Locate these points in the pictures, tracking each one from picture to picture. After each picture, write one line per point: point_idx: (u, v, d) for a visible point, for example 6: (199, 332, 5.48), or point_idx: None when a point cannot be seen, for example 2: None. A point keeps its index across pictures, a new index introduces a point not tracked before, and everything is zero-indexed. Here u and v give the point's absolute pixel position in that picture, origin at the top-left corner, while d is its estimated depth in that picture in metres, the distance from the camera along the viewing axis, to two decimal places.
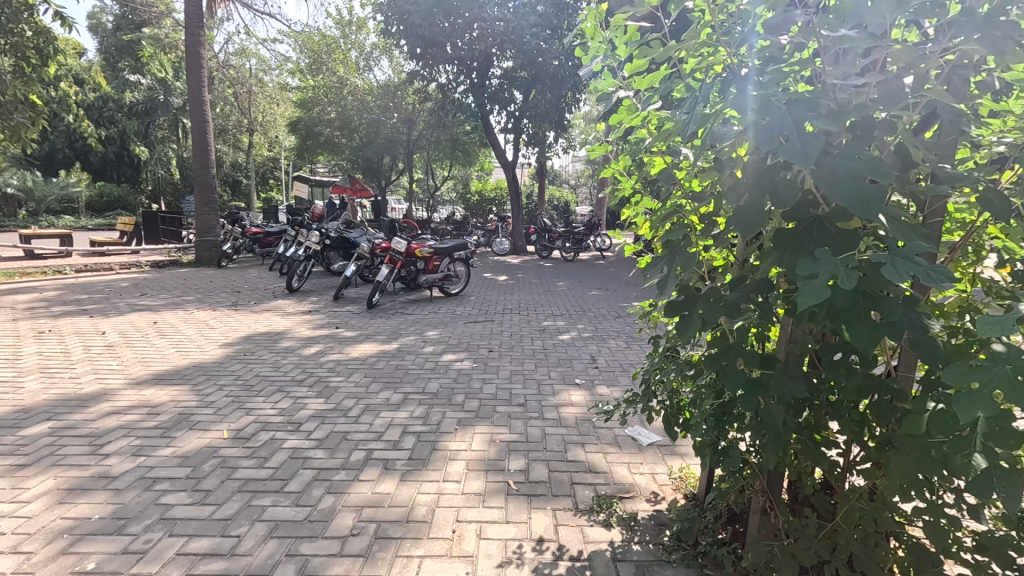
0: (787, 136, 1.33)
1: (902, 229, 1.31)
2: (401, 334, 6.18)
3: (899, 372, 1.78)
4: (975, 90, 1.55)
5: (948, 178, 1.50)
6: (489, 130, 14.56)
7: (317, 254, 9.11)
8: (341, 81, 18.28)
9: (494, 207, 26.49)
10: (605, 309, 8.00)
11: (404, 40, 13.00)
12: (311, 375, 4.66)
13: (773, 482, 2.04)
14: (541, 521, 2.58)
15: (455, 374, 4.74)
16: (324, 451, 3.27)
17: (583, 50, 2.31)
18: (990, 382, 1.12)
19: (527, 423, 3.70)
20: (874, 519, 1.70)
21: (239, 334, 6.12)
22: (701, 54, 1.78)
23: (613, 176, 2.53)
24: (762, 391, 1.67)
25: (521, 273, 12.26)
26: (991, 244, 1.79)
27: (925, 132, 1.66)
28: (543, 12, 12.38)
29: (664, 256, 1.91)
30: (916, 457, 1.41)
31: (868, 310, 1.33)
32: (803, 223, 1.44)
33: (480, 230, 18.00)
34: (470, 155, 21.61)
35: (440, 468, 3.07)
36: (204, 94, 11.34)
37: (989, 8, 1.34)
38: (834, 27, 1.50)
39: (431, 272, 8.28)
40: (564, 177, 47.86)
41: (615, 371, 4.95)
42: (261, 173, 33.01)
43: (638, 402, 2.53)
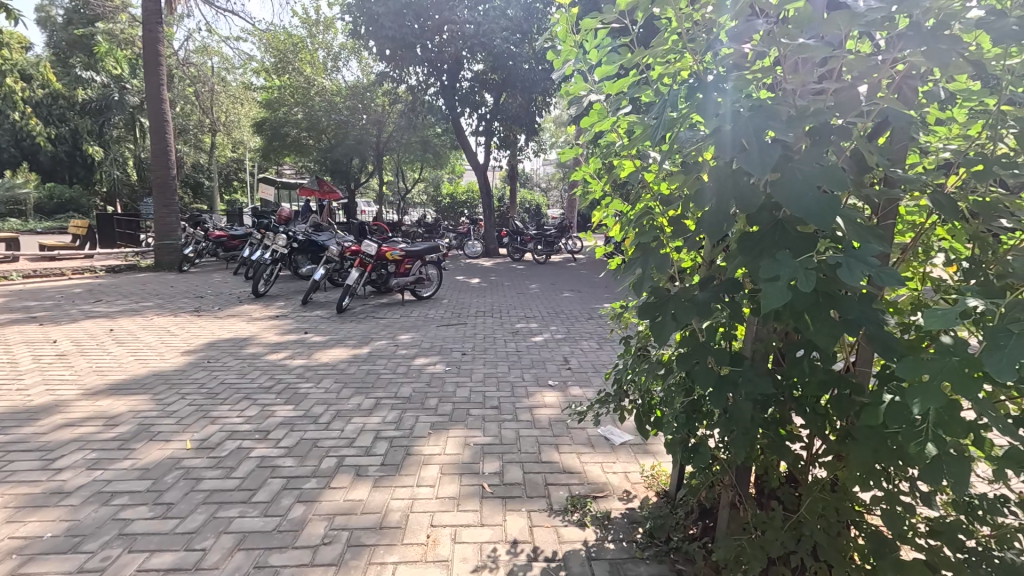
0: (750, 143, 1.39)
1: (857, 230, 1.38)
2: (373, 338, 6.10)
3: (858, 368, 1.86)
4: (923, 100, 1.63)
5: (900, 181, 1.58)
6: (460, 133, 14.53)
7: (284, 258, 8.90)
8: (308, 82, 17.91)
9: (466, 210, 26.46)
10: (577, 310, 8.08)
11: (373, 42, 12.88)
12: (279, 382, 4.55)
13: (741, 477, 2.10)
14: (516, 522, 2.59)
15: (428, 378, 4.70)
16: (293, 459, 3.19)
17: (554, 53, 2.33)
18: (939, 374, 1.19)
19: (501, 426, 3.70)
20: (836, 509, 1.77)
21: (202, 341, 5.92)
22: (668, 61, 1.82)
23: (583, 178, 2.55)
24: (731, 388, 1.72)
25: (493, 276, 12.26)
26: (939, 245, 1.88)
27: (879, 139, 1.74)
28: (513, 16, 12.43)
29: (636, 257, 1.96)
30: (874, 446, 1.49)
31: (827, 309, 1.39)
32: (765, 226, 1.49)
33: (452, 233, 17.92)
34: (441, 157, 21.56)
35: (414, 473, 3.04)
36: (163, 93, 10.97)
37: (934, 22, 1.41)
38: (793, 37, 1.56)
39: (402, 275, 8.20)
40: (535, 180, 48.32)
41: (587, 371, 5.00)
42: (224, 174, 31.95)
43: (610, 401, 2.56)
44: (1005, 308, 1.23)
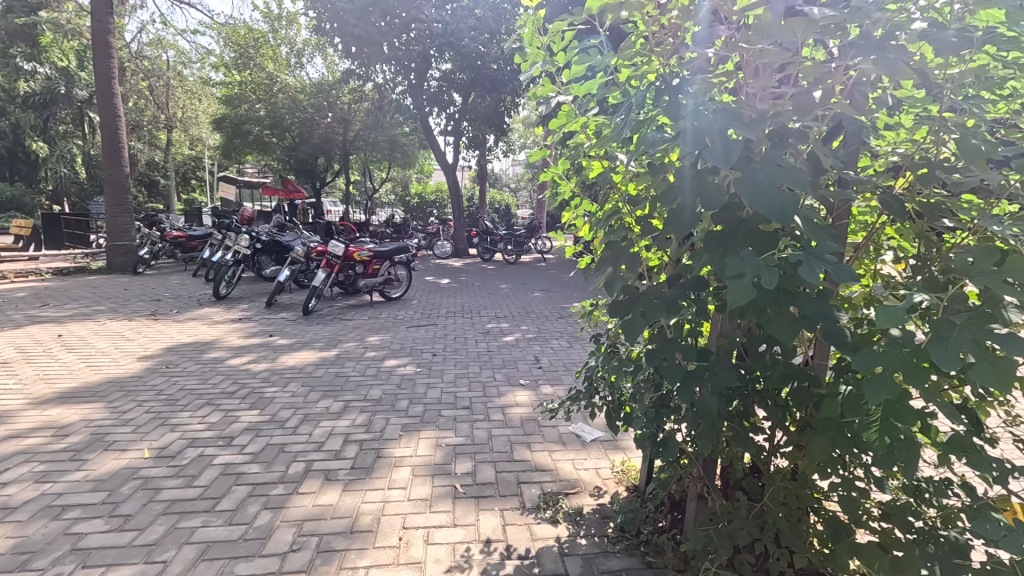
0: (714, 142, 1.43)
1: (813, 229, 1.43)
2: (341, 340, 5.99)
3: (815, 361, 1.94)
4: (873, 105, 1.71)
5: (853, 181, 1.65)
6: (429, 132, 14.42)
7: (247, 259, 8.64)
8: (270, 78, 17.39)
9: (434, 210, 26.27)
10: (548, 310, 8.14)
11: (338, 39, 12.65)
12: (243, 387, 4.40)
13: (708, 468, 2.16)
14: (489, 522, 2.59)
15: (398, 380, 4.65)
16: (259, 466, 3.10)
17: (523, 55, 2.34)
18: (890, 366, 1.26)
19: (473, 426, 3.70)
20: (796, 497, 1.84)
21: (159, 345, 5.68)
22: (635, 63, 1.85)
23: (552, 179, 2.57)
24: (698, 383, 1.77)
25: (463, 276, 12.21)
26: (889, 243, 1.98)
27: (833, 142, 1.82)
28: (480, 15, 12.41)
29: (607, 256, 1.99)
30: (831, 435, 1.56)
31: (786, 305, 1.46)
32: (729, 225, 1.54)
33: (421, 233, 17.74)
34: (409, 156, 21.35)
35: (385, 475, 3.01)
36: (114, 87, 10.48)
37: (882, 32, 1.50)
38: (753, 42, 1.62)
39: (370, 276, 8.08)
40: (504, 180, 48.50)
41: (558, 370, 5.04)
42: (181, 172, 30.67)
43: (581, 399, 2.59)
44: (948, 301, 1.30)
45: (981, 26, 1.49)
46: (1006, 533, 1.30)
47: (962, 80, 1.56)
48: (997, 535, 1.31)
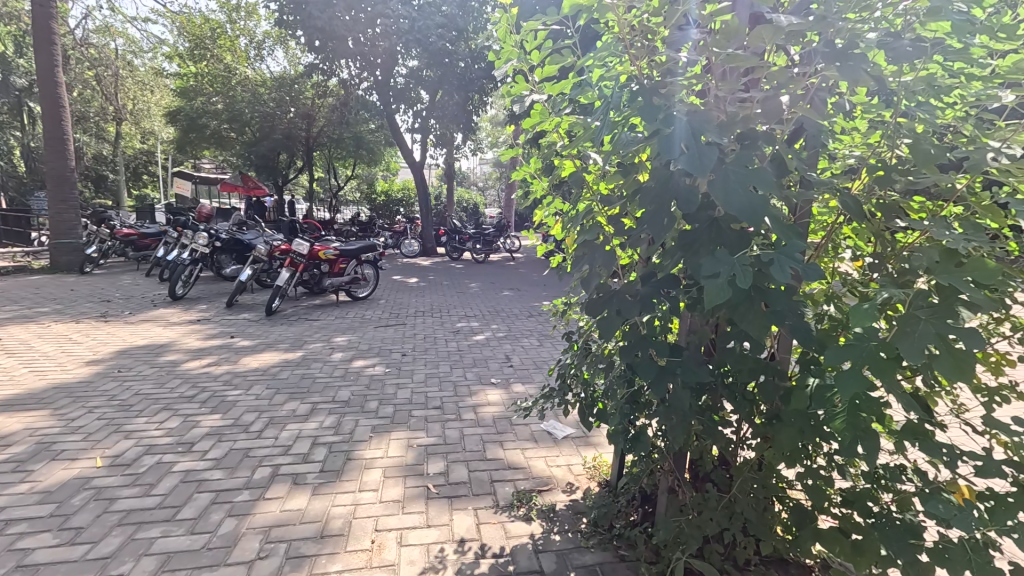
0: (688, 145, 1.46)
1: (783, 229, 1.48)
2: (306, 341, 5.83)
3: (780, 355, 2.02)
4: (833, 110, 1.77)
5: (814, 183, 1.72)
6: (395, 130, 14.20)
7: (205, 258, 8.30)
8: (228, 70, 16.76)
9: (401, 209, 25.46)
10: (517, 309, 8.15)
11: (301, 32, 12.33)
12: (204, 391, 4.23)
13: (678, 461, 2.21)
14: (462, 521, 2.58)
15: (367, 381, 4.56)
16: (222, 471, 2.99)
17: (495, 53, 2.32)
18: (858, 361, 1.32)
19: (445, 426, 3.67)
20: (763, 486, 1.91)
21: (110, 348, 5.40)
22: (608, 65, 1.87)
23: (523, 178, 2.58)
24: (670, 377, 1.81)
25: (431, 275, 12.11)
26: (846, 243, 2.07)
27: (795, 144, 1.90)
28: (447, 12, 12.26)
29: (583, 255, 2.02)
30: (799, 427, 1.62)
31: (757, 303, 1.52)
32: (702, 225, 1.58)
33: (388, 231, 17.47)
34: (375, 154, 21.00)
35: (355, 478, 2.95)
36: (58, 74, 9.91)
37: (843, 42, 1.56)
38: (722, 47, 1.66)
39: (336, 275, 7.89)
40: (471, 180, 48.47)
41: (529, 368, 5.06)
42: (132, 166, 29.18)
43: (555, 396, 2.60)
44: (910, 297, 1.37)
45: (931, 37, 1.59)
46: (958, 513, 1.39)
47: (913, 88, 1.65)
48: (949, 516, 1.39)
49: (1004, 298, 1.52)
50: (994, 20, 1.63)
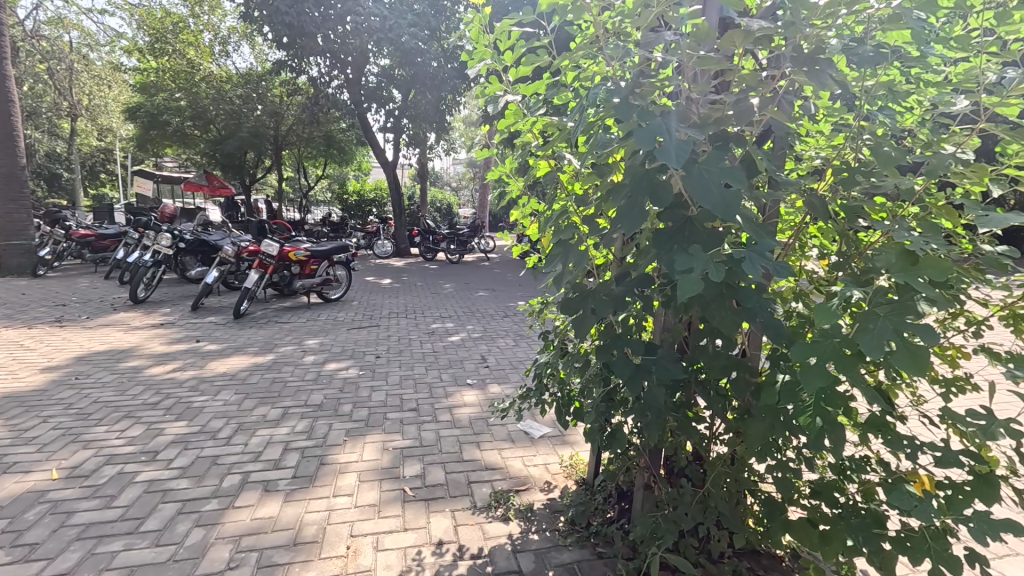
0: (663, 141, 1.45)
1: (754, 228, 1.50)
2: (276, 344, 5.69)
3: (751, 352, 2.06)
4: (800, 113, 1.81)
5: (784, 184, 1.76)
6: (367, 129, 14.01)
7: (169, 259, 8.01)
8: (191, 65, 16.19)
9: (374, 208, 24.88)
10: (492, 309, 8.14)
11: (268, 27, 12.02)
12: (169, 397, 4.08)
13: (654, 458, 2.24)
14: (440, 524, 2.55)
15: (340, 384, 4.48)
16: (189, 480, 2.88)
17: (468, 53, 2.29)
18: (823, 357, 1.36)
19: (421, 428, 3.63)
20: (735, 480, 1.95)
21: (67, 354, 5.16)
22: (582, 65, 1.87)
23: (498, 178, 2.57)
24: (645, 375, 1.83)
25: (405, 276, 11.99)
26: (812, 242, 2.13)
27: (763, 146, 1.94)
28: (420, 11, 12.10)
29: (557, 254, 2.02)
30: (770, 422, 1.65)
31: (728, 300, 1.55)
32: (675, 223, 1.59)
33: (360, 232, 17.19)
34: (345, 153, 20.68)
35: (329, 483, 2.89)
36: (8, 67, 9.41)
37: (810, 47, 1.60)
38: (693, 49, 1.68)
39: (307, 277, 7.72)
40: (444, 180, 48.26)
41: (505, 369, 5.06)
42: (88, 164, 27.95)
43: (531, 396, 2.59)
44: (871, 295, 1.41)
45: (892, 45, 1.66)
46: (918, 502, 1.44)
47: (874, 93, 1.72)
48: (910, 505, 1.44)
49: (959, 295, 1.59)
50: (946, 30, 1.72)
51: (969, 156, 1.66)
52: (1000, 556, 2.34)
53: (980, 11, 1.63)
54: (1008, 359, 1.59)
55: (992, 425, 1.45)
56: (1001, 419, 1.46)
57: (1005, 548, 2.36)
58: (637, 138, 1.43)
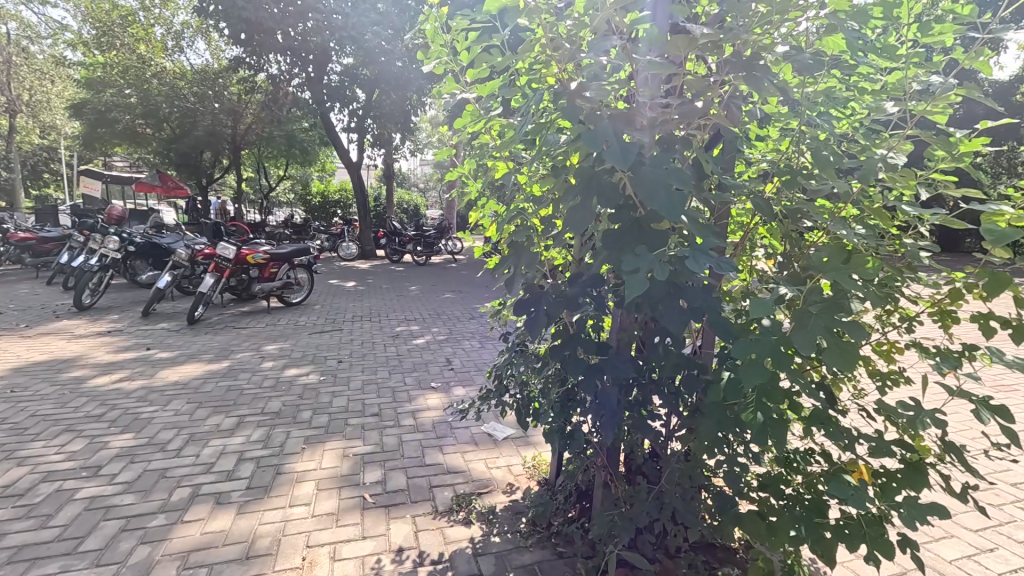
0: (610, 143, 1.46)
1: (699, 228, 1.54)
2: (233, 351, 5.49)
3: (703, 350, 2.11)
4: (747, 118, 1.85)
5: (731, 187, 1.80)
6: (330, 129, 13.74)
7: (117, 263, 7.65)
8: (142, 60, 15.50)
9: (339, 210, 24.45)
10: (458, 311, 8.09)
11: (224, 23, 11.64)
12: (114, 409, 3.88)
13: (611, 456, 2.27)
14: (400, 530, 2.52)
15: (300, 390, 4.37)
16: (134, 496, 2.75)
17: (425, 51, 2.27)
18: (761, 352, 1.41)
19: (383, 433, 3.58)
20: (689, 476, 1.99)
21: (3, 365, 4.86)
22: (534, 67, 1.87)
23: (460, 179, 2.56)
24: (599, 374, 1.86)
25: (370, 278, 11.79)
26: (761, 242, 2.19)
27: (713, 150, 1.99)
28: (383, 10, 11.95)
29: (511, 256, 2.03)
30: (717, 418, 1.70)
31: (676, 299, 1.59)
32: (623, 224, 1.60)
33: (324, 233, 16.77)
34: (308, 153, 20.24)
35: (285, 493, 2.80)
36: None
37: (751, 54, 1.64)
38: (643, 54, 1.69)
39: (267, 281, 7.49)
40: (411, 182, 47.87)
41: (470, 371, 5.03)
42: (29, 163, 26.42)
43: (491, 397, 2.58)
44: (807, 293, 1.46)
45: (829, 54, 1.72)
46: (853, 492, 1.50)
47: (814, 99, 1.78)
48: (845, 494, 1.51)
49: (890, 293, 1.66)
50: (881, 39, 1.79)
51: (900, 160, 1.74)
52: (935, 539, 2.48)
53: (910, 22, 1.70)
54: (936, 352, 1.67)
55: (920, 415, 1.52)
56: (928, 409, 1.54)
57: (940, 532, 2.50)
58: (584, 138, 1.44)
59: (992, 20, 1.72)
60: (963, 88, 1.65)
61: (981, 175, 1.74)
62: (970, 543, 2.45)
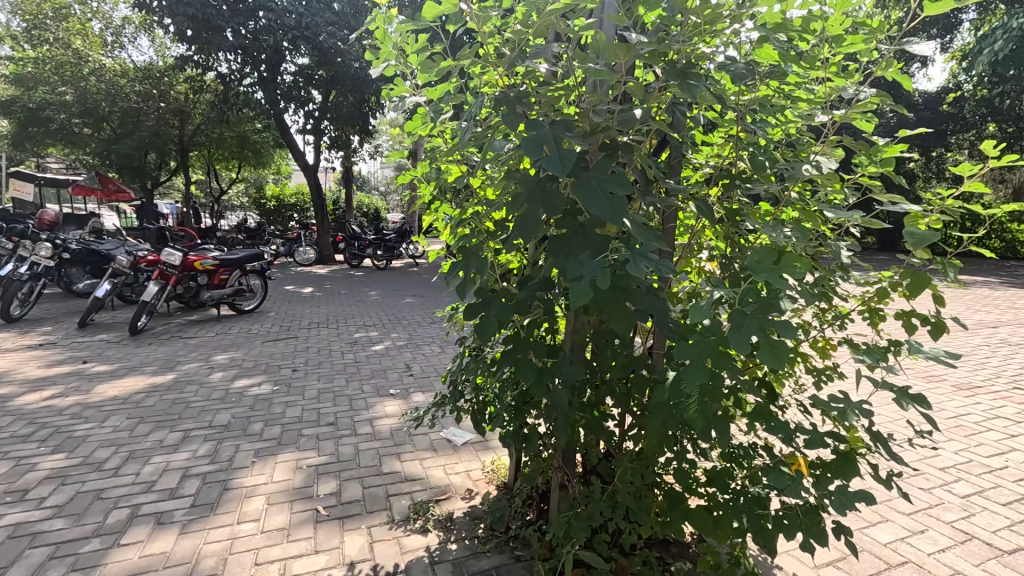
0: (550, 149, 1.47)
1: (642, 232, 1.56)
2: (179, 362, 5.24)
3: (654, 351, 2.16)
4: (690, 124, 1.90)
5: (675, 190, 1.86)
6: (285, 130, 13.31)
7: (51, 271, 7.17)
8: (79, 56, 14.65)
9: (296, 214, 23.78)
10: (419, 316, 7.99)
11: (169, 19, 11.11)
12: (45, 428, 3.63)
13: (567, 458, 2.29)
14: (354, 542, 2.46)
15: (251, 401, 4.20)
16: (65, 520, 2.58)
17: (373, 53, 2.22)
18: (702, 354, 1.46)
19: (338, 442, 3.48)
20: (642, 475, 2.03)
21: None
22: (480, 72, 1.85)
23: (414, 183, 2.54)
24: (551, 376, 1.88)
25: (328, 283, 11.51)
26: (708, 244, 2.26)
27: (660, 155, 2.05)
28: (338, 10, 12.17)
29: (461, 261, 2.01)
30: (663, 417, 1.75)
31: (622, 302, 1.61)
32: (568, 229, 1.63)
33: (280, 238, 16.24)
34: (262, 154, 19.65)
35: (233, 509, 2.69)
36: None
37: (686, 63, 1.68)
38: (586, 61, 1.71)
39: (216, 288, 7.18)
40: (372, 187, 47.27)
41: (430, 377, 4.97)
42: None
43: (446, 403, 2.52)
44: (743, 294, 1.51)
45: (763, 64, 1.79)
46: (790, 483, 1.57)
47: (750, 107, 1.85)
48: (783, 486, 1.57)
49: (822, 291, 1.75)
50: (812, 50, 1.87)
51: (831, 164, 1.82)
52: (873, 524, 2.62)
53: (836, 36, 1.78)
54: (864, 347, 1.77)
55: (848, 408, 1.61)
56: (857, 401, 1.63)
57: (877, 517, 2.65)
58: (525, 146, 1.44)
59: (902, 33, 1.85)
60: (880, 98, 1.75)
61: (903, 179, 1.85)
62: (903, 526, 2.60)
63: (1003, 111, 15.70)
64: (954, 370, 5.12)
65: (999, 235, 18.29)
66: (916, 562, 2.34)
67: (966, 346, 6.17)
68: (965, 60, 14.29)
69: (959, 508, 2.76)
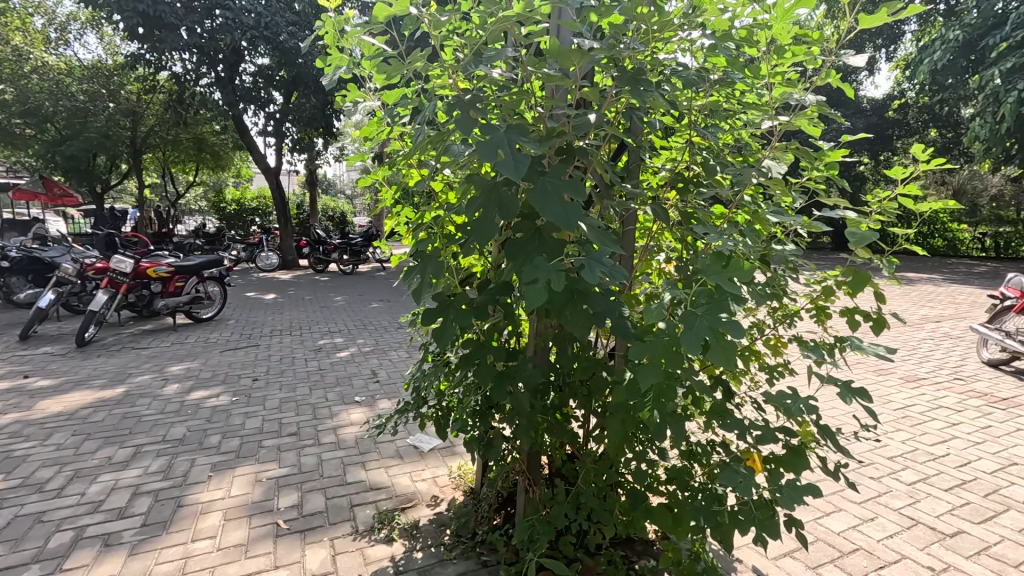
0: (504, 154, 1.45)
1: (598, 234, 1.56)
2: (130, 374, 4.99)
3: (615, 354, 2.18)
4: (647, 127, 1.92)
5: (632, 194, 1.89)
6: (245, 132, 12.92)
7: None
8: (18, 53, 13.85)
9: (257, 218, 23.09)
10: (386, 321, 7.87)
11: (117, 16, 10.61)
12: None
13: (531, 461, 2.29)
14: (316, 555, 2.40)
15: (208, 413, 4.05)
16: (2, 547, 2.42)
17: (326, 58, 2.17)
18: (655, 354, 1.48)
19: (300, 453, 3.39)
20: (604, 475, 2.05)
21: None
22: (434, 74, 1.83)
23: (375, 188, 2.50)
24: (512, 380, 1.87)
25: (291, 290, 11.20)
26: (667, 246, 2.31)
27: (618, 160, 2.08)
28: (299, 10, 11.89)
29: (418, 265, 1.98)
30: (622, 418, 1.78)
31: (579, 304, 1.63)
32: (526, 232, 1.64)
33: (240, 243, 15.73)
34: (220, 157, 18.95)
35: (187, 527, 2.58)
36: None
37: (639, 67, 1.70)
38: (540, 65, 1.71)
39: (171, 296, 6.88)
40: (337, 189, 46.34)
41: (396, 383, 4.90)
42: None
43: (409, 410, 2.44)
44: (695, 294, 1.54)
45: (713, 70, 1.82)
46: (742, 479, 1.61)
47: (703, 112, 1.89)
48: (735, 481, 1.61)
49: (773, 291, 1.81)
50: (760, 56, 1.93)
51: (780, 169, 1.88)
52: (827, 514, 2.73)
53: (781, 43, 1.84)
54: (811, 343, 1.84)
55: (796, 403, 1.66)
56: (805, 397, 1.68)
57: (831, 506, 2.75)
58: (478, 150, 1.43)
59: (841, 45, 1.92)
60: (820, 105, 1.83)
61: (844, 182, 1.94)
62: (855, 514, 2.71)
63: (942, 117, 16.66)
64: (900, 364, 5.38)
65: (941, 234, 19.36)
66: (867, 548, 2.45)
67: (912, 340, 6.49)
68: (909, 69, 15.08)
69: (906, 495, 2.90)
